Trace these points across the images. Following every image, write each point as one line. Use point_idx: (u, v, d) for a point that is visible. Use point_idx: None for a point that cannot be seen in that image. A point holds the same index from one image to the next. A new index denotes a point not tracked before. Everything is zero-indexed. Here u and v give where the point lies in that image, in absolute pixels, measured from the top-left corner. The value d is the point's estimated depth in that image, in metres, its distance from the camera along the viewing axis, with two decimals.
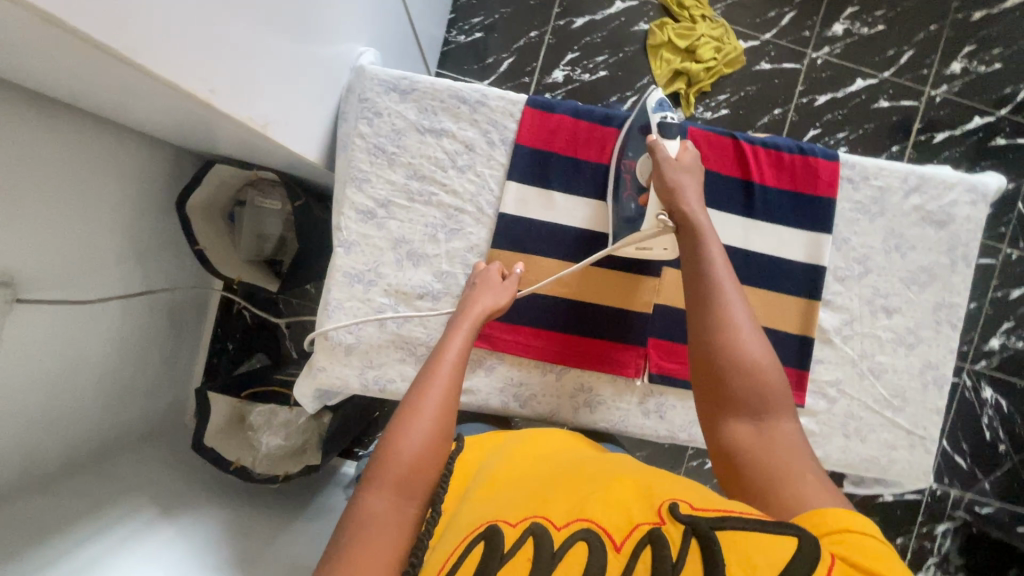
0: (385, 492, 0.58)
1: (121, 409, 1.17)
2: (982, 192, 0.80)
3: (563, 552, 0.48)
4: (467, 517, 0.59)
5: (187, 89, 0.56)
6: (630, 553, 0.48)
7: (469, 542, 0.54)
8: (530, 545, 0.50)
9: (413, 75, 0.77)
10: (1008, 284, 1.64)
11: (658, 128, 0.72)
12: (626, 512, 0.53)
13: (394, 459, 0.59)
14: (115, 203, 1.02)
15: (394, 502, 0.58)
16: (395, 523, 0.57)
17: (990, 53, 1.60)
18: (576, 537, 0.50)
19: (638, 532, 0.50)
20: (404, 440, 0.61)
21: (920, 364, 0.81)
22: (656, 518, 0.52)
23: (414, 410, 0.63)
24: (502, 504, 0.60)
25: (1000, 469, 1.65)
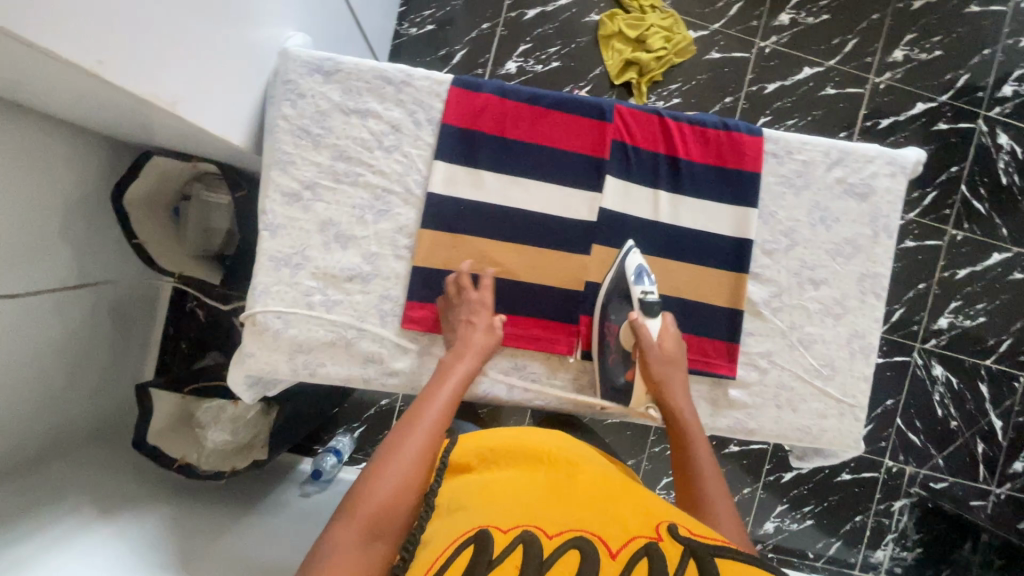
0: (353, 528, 0.59)
1: (64, 411, 1.13)
2: (901, 164, 0.84)
3: (554, 560, 0.47)
4: (456, 520, 0.56)
5: (67, 56, 0.52)
6: (626, 560, 0.48)
7: (455, 545, 0.51)
8: (519, 552, 0.48)
9: (336, 56, 0.77)
10: (954, 264, 1.69)
11: (639, 306, 0.76)
12: (623, 524, 0.53)
13: (364, 497, 0.61)
14: (49, 196, 0.99)
15: (360, 540, 0.59)
16: (358, 561, 0.57)
17: (931, 41, 1.65)
18: (569, 546, 0.49)
19: (635, 543, 0.50)
20: (378, 483, 0.62)
21: (847, 333, 0.84)
22: (654, 533, 0.52)
23: (391, 451, 0.65)
24: (488, 509, 0.56)
25: (953, 445, 1.70)
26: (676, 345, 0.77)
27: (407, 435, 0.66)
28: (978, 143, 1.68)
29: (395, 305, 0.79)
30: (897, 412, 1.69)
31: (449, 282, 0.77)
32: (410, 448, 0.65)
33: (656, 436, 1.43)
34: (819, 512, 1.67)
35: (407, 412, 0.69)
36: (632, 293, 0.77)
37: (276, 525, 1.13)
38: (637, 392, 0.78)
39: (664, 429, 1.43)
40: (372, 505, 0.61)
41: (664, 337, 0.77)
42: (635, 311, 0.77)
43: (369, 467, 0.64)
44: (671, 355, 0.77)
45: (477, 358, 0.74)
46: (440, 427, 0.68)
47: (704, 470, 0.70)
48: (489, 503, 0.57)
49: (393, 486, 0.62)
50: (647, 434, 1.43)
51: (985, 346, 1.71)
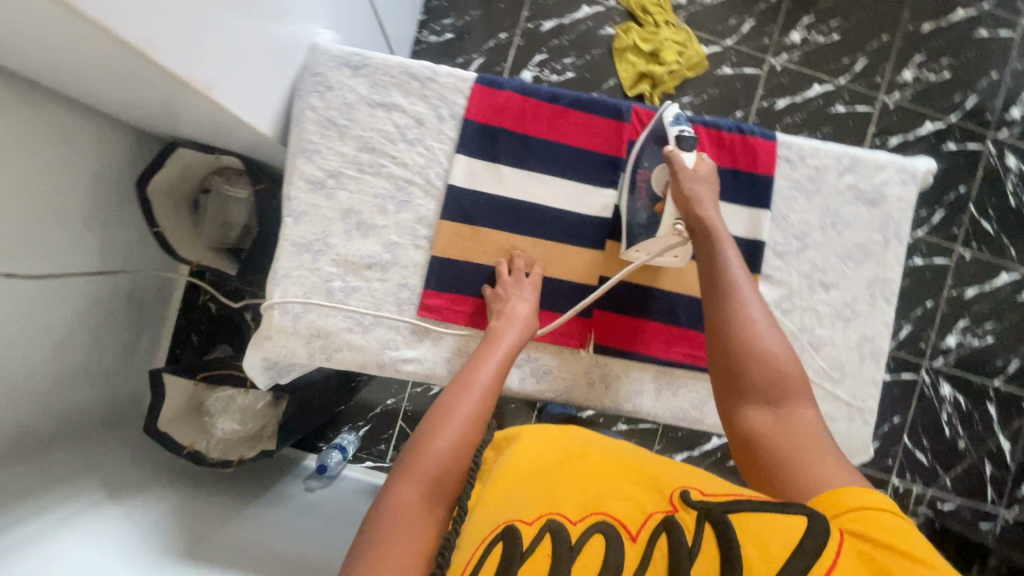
0: (417, 486, 0.59)
1: (77, 395, 1.14)
2: (911, 173, 0.86)
3: (581, 546, 0.48)
4: (482, 514, 0.55)
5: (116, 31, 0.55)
6: (648, 541, 0.49)
7: (484, 544, 0.51)
8: (548, 541, 0.48)
9: (365, 51, 0.80)
10: (962, 283, 1.70)
11: (675, 139, 0.74)
12: (638, 504, 0.54)
13: (418, 460, 0.61)
14: (76, 181, 1.02)
15: (424, 498, 0.58)
16: (424, 520, 0.57)
17: (939, 63, 1.68)
18: (593, 531, 0.49)
19: (653, 521, 0.51)
20: (431, 446, 0.62)
21: (857, 337, 0.85)
22: (669, 507, 0.53)
23: (442, 416, 0.64)
24: (509, 499, 0.56)
25: (961, 465, 1.68)
26: (709, 168, 0.74)
27: (456, 401, 0.66)
28: (986, 164, 1.70)
29: (412, 294, 0.80)
30: (904, 430, 1.68)
31: (485, 286, 0.80)
32: (460, 412, 0.65)
33: (662, 444, 1.43)
34: None
35: (457, 377, 0.69)
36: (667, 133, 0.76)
37: (279, 516, 1.13)
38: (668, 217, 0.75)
39: (670, 437, 1.42)
40: (434, 464, 0.60)
41: (699, 164, 0.74)
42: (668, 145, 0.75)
43: (424, 428, 0.64)
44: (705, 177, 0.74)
45: (521, 330, 0.75)
46: (489, 392, 0.68)
47: (737, 283, 0.71)
48: (509, 491, 0.57)
49: (452, 446, 0.62)
50: (653, 442, 1.43)
51: (993, 366, 1.70)
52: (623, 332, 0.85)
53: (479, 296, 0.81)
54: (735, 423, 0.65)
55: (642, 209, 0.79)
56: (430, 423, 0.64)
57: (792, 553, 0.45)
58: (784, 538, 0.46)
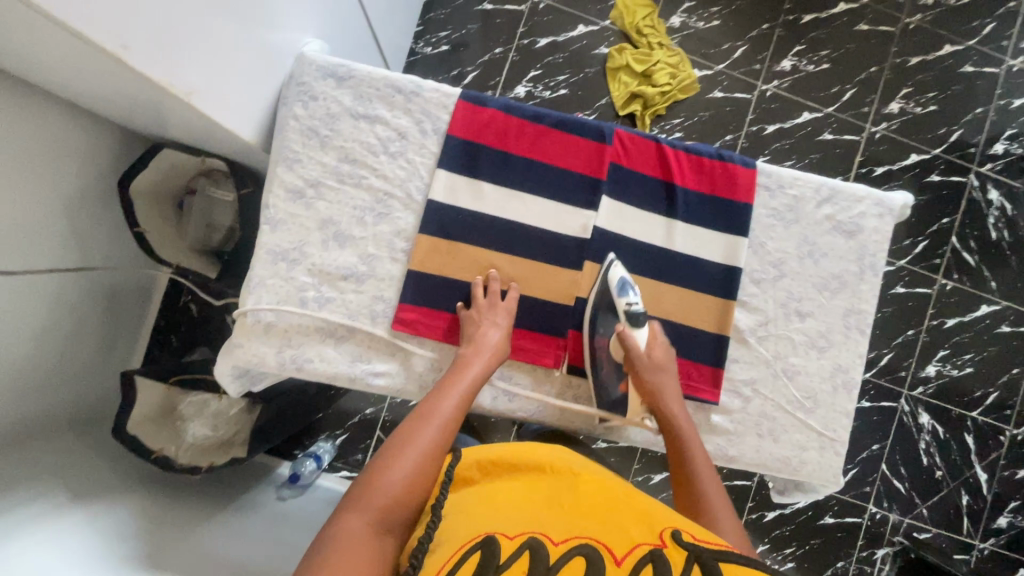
0: (366, 515, 0.59)
1: (47, 393, 1.12)
2: (888, 206, 0.87)
3: (561, 564, 0.47)
4: (465, 527, 0.55)
5: (92, 37, 0.55)
6: (631, 567, 0.48)
7: (462, 550, 0.51)
8: (527, 557, 0.48)
9: (350, 63, 0.80)
10: (943, 313, 1.71)
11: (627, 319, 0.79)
12: (626, 533, 0.54)
13: (375, 487, 0.61)
14: (57, 178, 1.01)
15: (373, 528, 0.58)
16: (371, 551, 0.57)
17: (926, 96, 1.71)
18: (575, 553, 0.49)
19: (640, 550, 0.51)
20: (388, 474, 0.62)
21: (831, 367, 0.85)
22: (657, 540, 0.53)
23: (404, 443, 0.65)
24: (494, 518, 0.56)
25: (938, 495, 1.69)
26: (662, 350, 0.80)
27: (419, 430, 0.67)
28: (969, 197, 1.72)
29: (387, 307, 0.80)
30: (883, 458, 1.68)
31: (460, 304, 0.80)
32: (421, 442, 0.66)
33: (640, 465, 1.43)
34: (800, 555, 1.65)
35: (421, 405, 0.70)
36: (616, 305, 0.80)
37: (247, 525, 1.11)
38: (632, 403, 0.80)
39: (649, 457, 1.42)
40: (386, 495, 0.61)
41: (653, 344, 0.80)
42: (621, 323, 0.80)
43: (381, 456, 0.64)
44: (660, 361, 0.80)
45: (491, 359, 0.75)
46: (451, 424, 0.69)
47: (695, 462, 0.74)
48: (496, 512, 0.57)
49: (406, 478, 0.63)
50: (631, 462, 1.42)
51: (971, 397, 1.71)
52: None
53: (455, 314, 0.81)
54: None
55: (610, 384, 0.83)
56: (390, 450, 0.65)
57: None
58: None
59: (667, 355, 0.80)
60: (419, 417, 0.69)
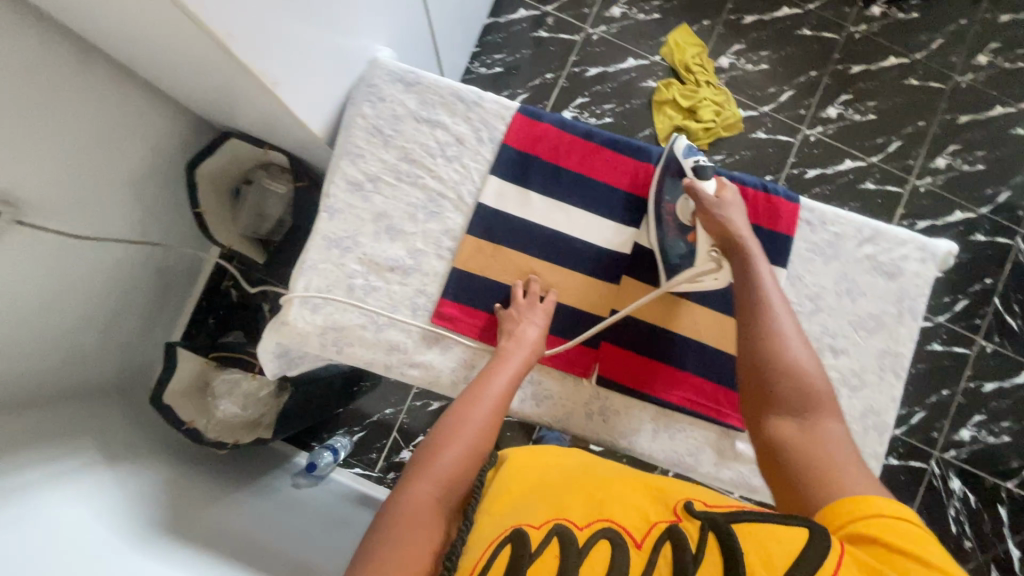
0: (430, 487, 0.60)
1: (94, 356, 1.18)
2: (932, 252, 0.87)
3: (588, 549, 0.49)
4: (490, 525, 0.57)
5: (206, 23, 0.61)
6: (651, 547, 0.49)
7: (493, 547, 0.53)
8: (556, 544, 0.50)
9: (419, 70, 0.85)
10: (981, 376, 1.66)
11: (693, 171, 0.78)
12: (642, 512, 0.54)
13: (430, 468, 0.61)
14: (133, 155, 1.09)
15: (437, 499, 0.59)
16: (438, 521, 0.58)
17: (973, 154, 1.70)
18: (599, 537, 0.50)
19: (657, 529, 0.51)
20: (443, 454, 0.62)
21: (863, 407, 0.84)
22: (672, 516, 0.53)
23: (456, 425, 0.65)
24: (518, 511, 0.58)
25: (966, 567, 1.60)
26: (732, 194, 0.77)
27: (470, 410, 0.67)
28: (1014, 260, 1.69)
29: (428, 301, 0.83)
30: None
31: (496, 305, 0.83)
32: (473, 423, 0.66)
33: None
34: None
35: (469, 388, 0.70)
36: (684, 166, 0.80)
37: (262, 505, 1.13)
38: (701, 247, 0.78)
39: None
40: (446, 468, 0.61)
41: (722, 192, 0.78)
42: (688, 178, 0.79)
43: (433, 437, 0.64)
44: (730, 202, 0.77)
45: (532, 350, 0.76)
46: (500, 405, 0.69)
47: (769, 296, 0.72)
48: (518, 504, 0.60)
49: (465, 452, 0.63)
50: None
51: (1008, 467, 1.64)
52: (628, 368, 0.86)
53: (492, 314, 0.83)
54: (763, 431, 0.66)
55: (676, 242, 0.83)
56: (443, 431, 0.64)
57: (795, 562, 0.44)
58: (789, 547, 0.46)
59: (737, 198, 0.77)
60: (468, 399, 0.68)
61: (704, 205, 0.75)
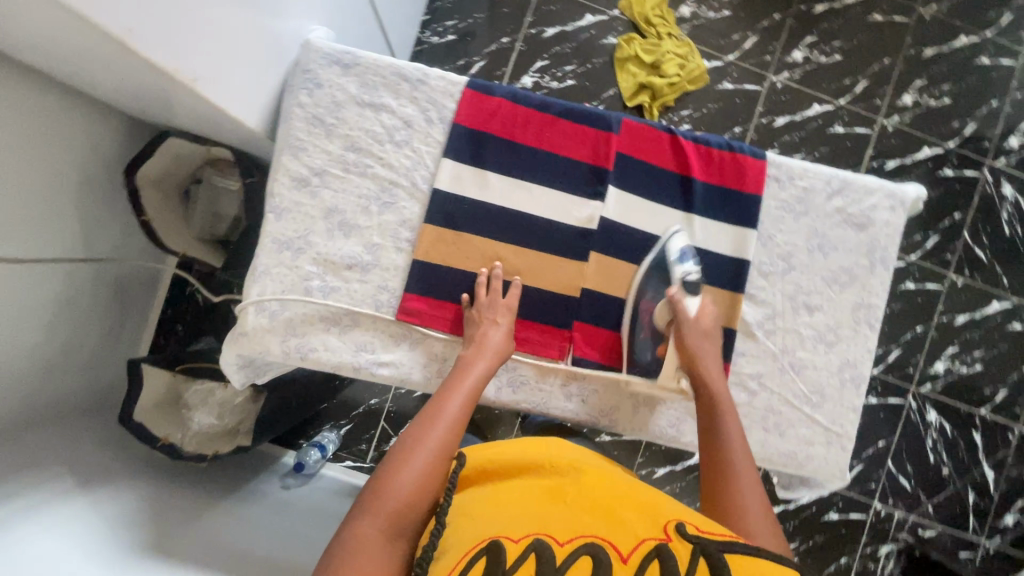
0: (376, 521, 0.59)
1: (55, 380, 1.13)
2: (900, 199, 0.85)
3: (568, 565, 0.49)
4: (467, 531, 0.56)
5: (98, 22, 0.55)
6: (637, 565, 0.50)
7: (469, 555, 0.52)
8: (533, 560, 0.49)
9: (356, 50, 0.79)
10: (953, 309, 1.69)
11: (680, 282, 0.80)
12: (630, 529, 0.55)
13: (385, 493, 0.61)
14: (64, 165, 1.01)
15: (384, 533, 0.59)
16: (383, 557, 0.58)
17: (940, 88, 1.69)
18: (581, 553, 0.50)
19: (644, 546, 0.53)
20: (398, 479, 0.63)
21: (839, 362, 0.84)
22: (661, 535, 0.54)
23: (412, 446, 0.65)
24: (497, 518, 0.57)
25: (944, 492, 1.68)
26: (712, 321, 0.80)
27: (427, 432, 0.67)
28: (982, 191, 1.70)
29: (392, 297, 0.79)
30: (889, 455, 1.67)
31: (462, 296, 0.80)
32: (429, 444, 0.66)
33: (644, 458, 1.43)
34: (804, 551, 1.64)
35: (427, 406, 0.70)
36: (673, 272, 0.81)
37: (253, 513, 1.12)
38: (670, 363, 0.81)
39: (653, 451, 1.42)
40: (395, 499, 0.61)
41: (703, 313, 0.81)
42: (675, 289, 0.81)
43: (389, 459, 0.65)
44: (708, 330, 0.80)
45: (494, 359, 0.75)
46: (459, 425, 0.69)
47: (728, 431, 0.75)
48: (497, 512, 0.58)
49: (415, 481, 0.63)
50: (636, 456, 1.42)
51: (980, 394, 1.70)
52: (603, 347, 0.84)
53: (460, 305, 0.80)
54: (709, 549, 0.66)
55: (646, 349, 0.84)
56: (398, 453, 0.65)
57: None
58: None
59: (714, 326, 0.81)
60: (426, 419, 0.69)
61: (682, 328, 0.79)
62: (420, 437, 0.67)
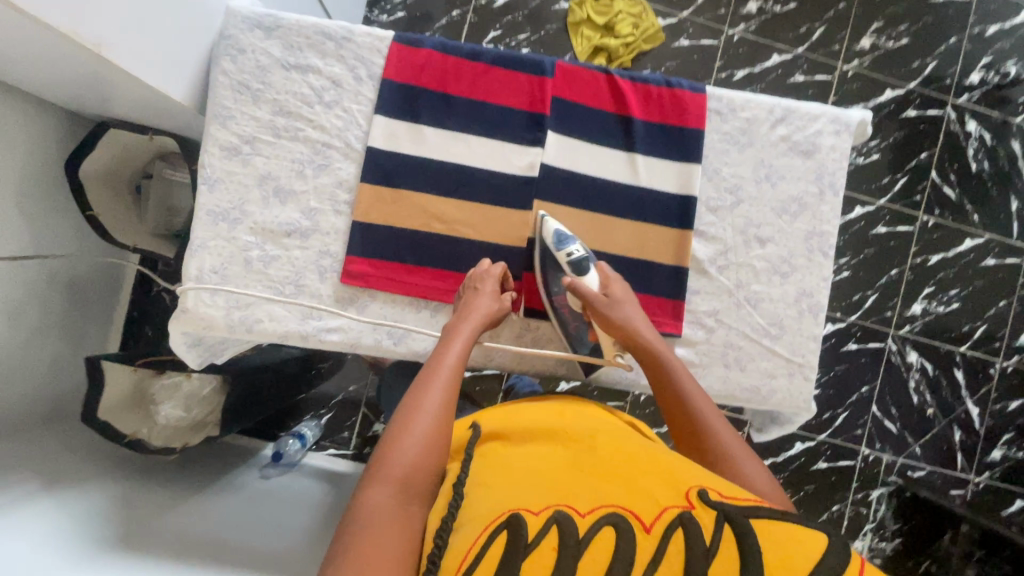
0: (387, 486, 0.58)
1: (15, 387, 1.10)
2: (845, 123, 0.84)
3: (590, 539, 0.49)
4: (485, 499, 0.57)
5: None
6: (661, 534, 0.50)
7: (491, 525, 0.53)
8: (556, 532, 0.50)
9: (277, 11, 0.77)
10: (926, 250, 1.69)
11: (571, 269, 0.76)
12: (651, 496, 0.55)
13: (392, 459, 0.60)
14: (2, 161, 0.98)
15: (396, 498, 0.58)
16: (399, 520, 0.56)
17: (897, 29, 1.67)
18: (603, 523, 0.51)
19: (667, 514, 0.52)
20: (402, 444, 0.61)
21: (795, 292, 0.83)
22: (683, 502, 0.54)
23: (413, 411, 0.64)
24: (518, 486, 0.58)
25: (930, 432, 1.68)
26: (619, 286, 0.77)
27: (425, 396, 0.66)
28: (946, 130, 1.69)
29: (335, 261, 0.78)
30: (872, 400, 1.67)
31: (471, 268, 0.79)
32: (430, 406, 0.65)
33: None
34: (795, 501, 1.65)
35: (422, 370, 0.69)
36: (559, 258, 0.78)
37: (233, 503, 1.11)
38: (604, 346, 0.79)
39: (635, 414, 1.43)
40: (403, 462, 0.60)
41: (607, 284, 0.78)
42: (569, 274, 0.78)
43: (392, 425, 0.63)
44: (620, 298, 0.77)
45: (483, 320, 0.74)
46: (456, 385, 0.68)
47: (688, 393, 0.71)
48: (513, 482, 0.59)
49: (420, 446, 0.62)
50: None
51: (959, 332, 1.70)
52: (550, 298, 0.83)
53: (407, 266, 0.79)
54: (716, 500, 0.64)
55: (582, 332, 0.81)
56: (401, 419, 0.63)
57: (816, 563, 0.46)
58: (806, 549, 0.48)
59: (625, 289, 0.78)
60: (422, 382, 0.67)
61: (592, 307, 0.76)
62: (419, 402, 0.65)
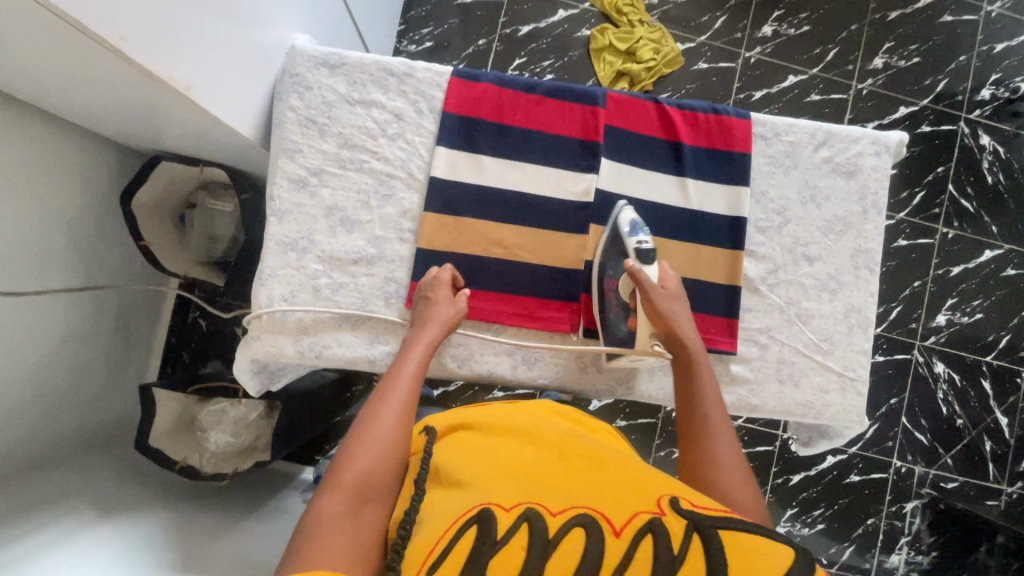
0: (339, 493, 0.59)
1: (66, 416, 1.12)
2: (884, 144, 0.87)
3: (558, 539, 0.50)
4: (451, 502, 0.57)
5: (94, 28, 0.56)
6: (631, 537, 0.50)
7: (457, 524, 0.53)
8: (524, 531, 0.50)
9: (341, 50, 0.81)
10: (948, 261, 1.72)
11: (636, 253, 0.77)
12: (623, 502, 0.55)
13: (347, 467, 0.61)
14: (62, 196, 1.02)
15: (350, 504, 0.58)
16: (350, 526, 0.57)
17: (908, 49, 1.73)
18: (572, 525, 0.51)
19: (638, 520, 0.52)
20: (359, 452, 0.62)
21: (844, 308, 0.86)
22: (655, 508, 0.54)
23: (371, 421, 0.66)
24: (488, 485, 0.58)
25: (960, 443, 1.68)
26: (676, 283, 0.78)
27: (381, 406, 0.68)
28: (961, 144, 1.73)
29: (399, 287, 0.81)
30: (902, 412, 1.68)
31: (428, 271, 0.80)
32: (387, 416, 0.67)
33: (662, 440, 1.45)
34: (830, 515, 1.64)
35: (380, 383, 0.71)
36: (627, 244, 0.79)
37: (280, 527, 1.11)
38: (641, 332, 0.77)
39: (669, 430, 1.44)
40: (358, 469, 0.61)
41: (665, 279, 0.79)
42: (631, 259, 0.78)
43: (349, 436, 0.65)
44: (673, 295, 0.78)
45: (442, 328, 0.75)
46: (413, 395, 0.70)
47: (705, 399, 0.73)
48: (481, 481, 0.59)
49: (375, 454, 0.63)
50: (654, 438, 1.45)
51: (985, 342, 1.71)
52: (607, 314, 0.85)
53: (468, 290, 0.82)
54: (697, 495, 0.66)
55: (618, 321, 0.81)
56: (357, 429, 0.65)
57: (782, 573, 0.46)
58: (771, 562, 0.48)
59: (679, 288, 0.79)
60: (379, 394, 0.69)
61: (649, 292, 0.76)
62: (376, 412, 0.67)
